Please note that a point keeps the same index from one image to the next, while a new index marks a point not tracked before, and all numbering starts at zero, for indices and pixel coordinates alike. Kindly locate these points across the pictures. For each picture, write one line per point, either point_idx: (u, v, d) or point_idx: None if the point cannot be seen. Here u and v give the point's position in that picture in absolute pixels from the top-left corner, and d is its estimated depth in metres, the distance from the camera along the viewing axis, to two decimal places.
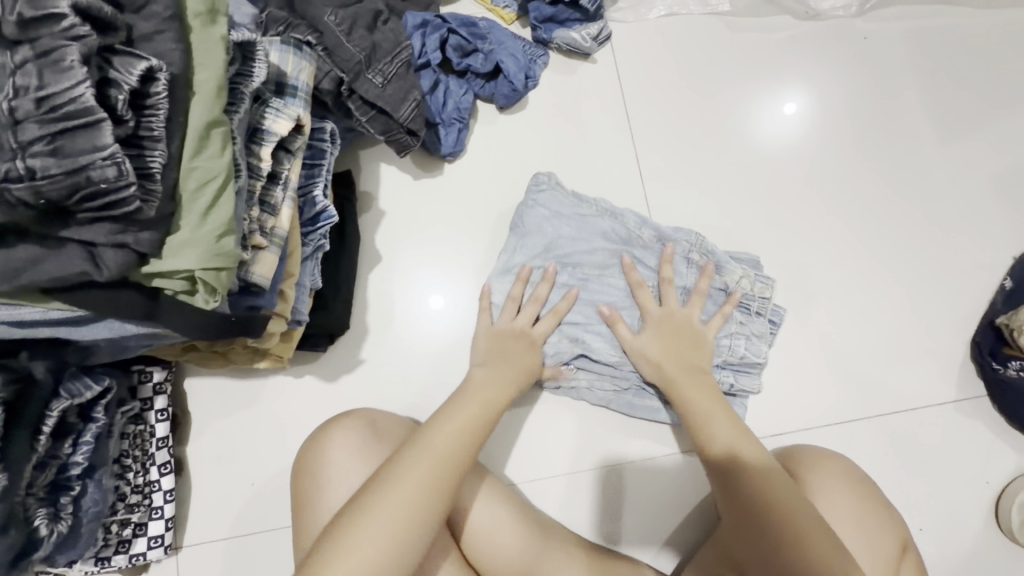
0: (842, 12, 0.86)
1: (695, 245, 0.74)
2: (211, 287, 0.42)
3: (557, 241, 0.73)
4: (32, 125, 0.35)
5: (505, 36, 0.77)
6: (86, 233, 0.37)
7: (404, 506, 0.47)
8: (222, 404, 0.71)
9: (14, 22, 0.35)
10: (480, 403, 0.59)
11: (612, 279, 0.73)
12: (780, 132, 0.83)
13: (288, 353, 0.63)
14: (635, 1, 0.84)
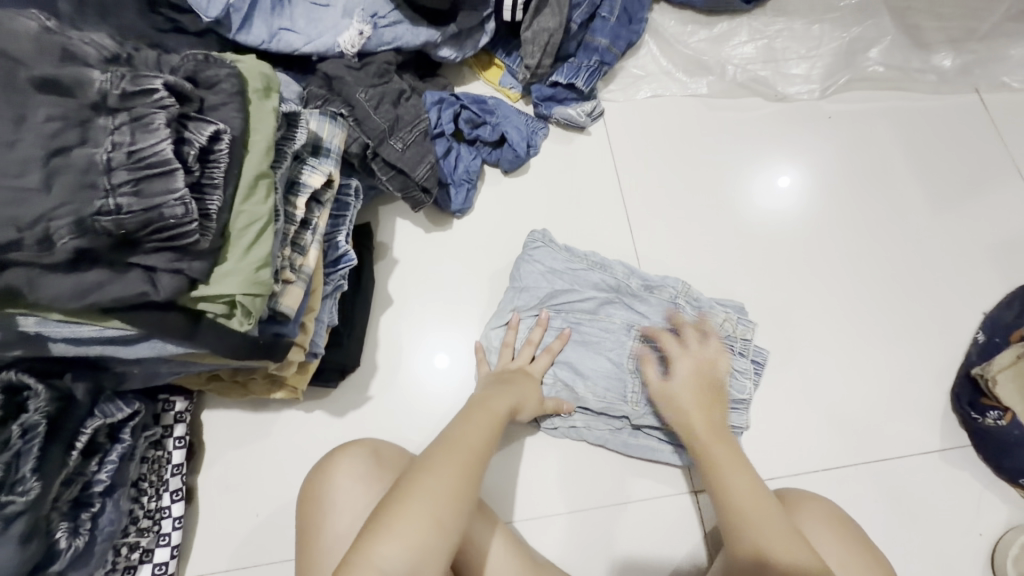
0: (807, 95, 0.97)
1: (683, 296, 0.80)
2: (247, 309, 0.49)
3: (552, 293, 0.80)
4: (122, 171, 0.43)
5: (510, 111, 0.88)
6: (150, 259, 0.45)
7: (432, 500, 0.48)
8: (235, 436, 0.75)
9: (117, 95, 0.45)
10: (490, 413, 0.62)
11: (601, 327, 0.78)
12: (773, 205, 0.91)
13: (302, 385, 0.69)
14: (624, 84, 0.97)
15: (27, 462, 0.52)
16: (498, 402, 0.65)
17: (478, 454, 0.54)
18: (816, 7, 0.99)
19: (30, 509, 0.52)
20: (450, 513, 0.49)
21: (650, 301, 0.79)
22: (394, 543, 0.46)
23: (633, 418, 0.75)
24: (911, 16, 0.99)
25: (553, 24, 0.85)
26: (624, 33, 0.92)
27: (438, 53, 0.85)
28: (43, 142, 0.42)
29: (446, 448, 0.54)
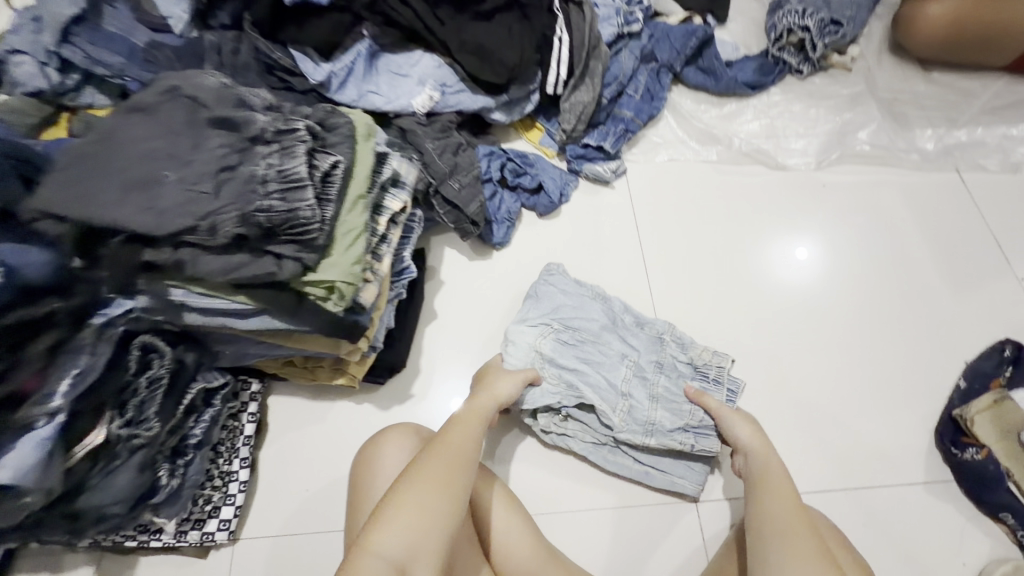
0: (803, 165, 1.12)
1: (669, 333, 0.90)
2: (342, 293, 0.64)
3: (561, 310, 0.90)
4: (270, 184, 0.59)
5: (547, 165, 1.06)
6: (279, 248, 0.60)
7: (424, 500, 0.61)
8: (294, 420, 0.87)
9: (271, 132, 0.62)
10: (476, 416, 0.73)
11: (600, 350, 0.87)
12: (796, 277, 1.02)
13: (360, 374, 0.81)
14: (644, 149, 1.13)
15: (150, 406, 0.66)
16: (480, 400, 0.76)
17: (464, 455, 0.67)
18: (811, 95, 1.17)
19: (146, 446, 0.65)
20: (438, 504, 0.61)
21: (640, 334, 0.90)
22: (391, 532, 0.58)
23: (615, 431, 0.83)
24: (897, 105, 1.16)
25: (588, 98, 1.04)
26: (646, 108, 1.11)
27: (490, 116, 1.04)
28: (216, 160, 0.59)
29: (437, 453, 0.66)
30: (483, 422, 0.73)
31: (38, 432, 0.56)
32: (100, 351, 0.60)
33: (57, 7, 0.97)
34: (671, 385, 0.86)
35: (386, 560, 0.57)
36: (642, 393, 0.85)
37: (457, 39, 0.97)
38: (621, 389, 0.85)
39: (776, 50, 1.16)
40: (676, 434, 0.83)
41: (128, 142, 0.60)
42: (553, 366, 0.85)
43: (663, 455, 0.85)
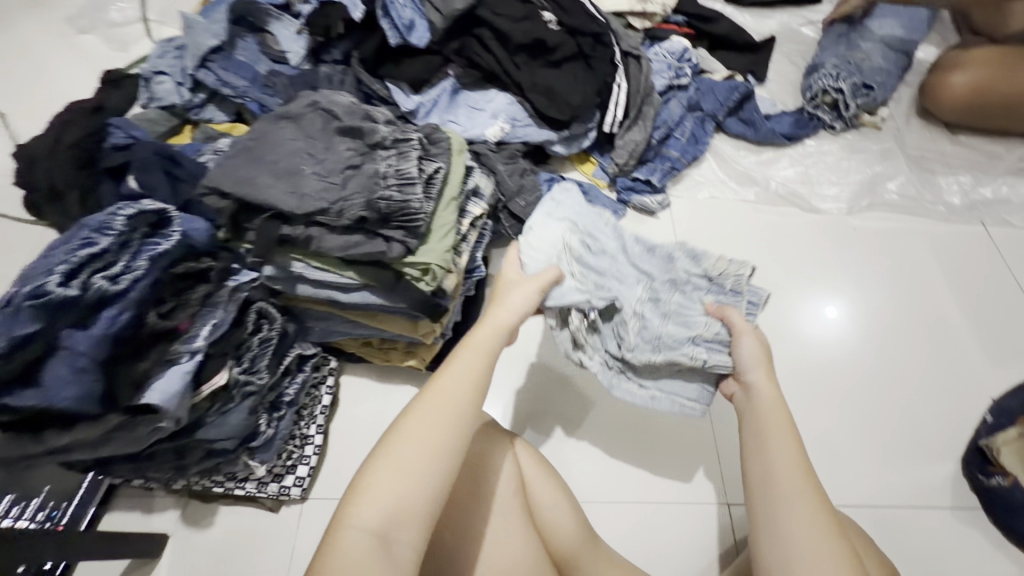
0: (836, 210, 1.22)
1: (680, 250, 0.79)
2: (434, 275, 0.76)
3: (576, 223, 0.79)
4: (388, 180, 0.72)
5: (599, 193, 1.18)
6: (388, 232, 0.72)
7: (403, 468, 0.55)
8: (363, 398, 0.97)
9: (390, 141, 0.76)
10: (475, 363, 0.63)
11: (619, 263, 0.78)
12: (824, 334, 1.07)
13: (429, 358, 0.92)
14: (687, 186, 1.25)
15: (262, 360, 0.78)
16: (480, 335, 0.66)
17: (455, 418, 0.59)
18: (843, 149, 1.28)
19: (253, 394, 0.77)
20: (428, 470, 0.56)
21: (649, 258, 0.79)
22: (368, 505, 0.54)
23: (626, 349, 0.74)
24: (925, 162, 1.26)
25: (640, 137, 1.17)
26: (691, 149, 1.24)
27: (551, 148, 1.18)
28: (346, 160, 0.73)
29: (419, 414, 0.58)
30: (484, 367, 0.63)
31: (182, 365, 0.66)
32: (231, 308, 0.73)
33: (200, 37, 1.16)
34: (686, 300, 0.76)
35: (366, 532, 0.52)
36: (660, 310, 0.75)
37: (529, 80, 1.12)
38: (636, 306, 0.74)
39: (811, 107, 1.30)
40: (687, 348, 0.73)
41: (276, 141, 0.75)
42: (570, 264, 0.75)
43: (672, 378, 0.78)
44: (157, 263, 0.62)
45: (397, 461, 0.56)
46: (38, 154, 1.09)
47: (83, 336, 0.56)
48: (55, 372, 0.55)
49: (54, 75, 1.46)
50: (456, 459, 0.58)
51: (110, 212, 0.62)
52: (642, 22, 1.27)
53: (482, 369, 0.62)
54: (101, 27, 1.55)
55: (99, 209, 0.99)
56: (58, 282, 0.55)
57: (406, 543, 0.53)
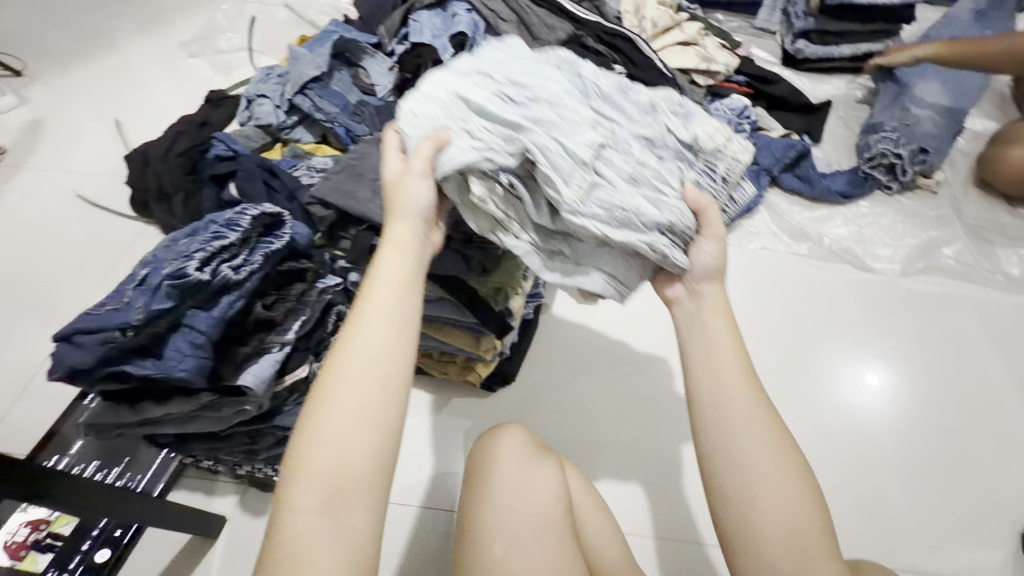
0: (890, 270, 1.23)
1: (665, 102, 0.70)
2: (506, 294, 0.83)
3: (500, 66, 0.66)
4: None
5: None
6: (472, 250, 0.79)
7: (334, 442, 0.54)
8: (416, 409, 1.02)
9: None
10: (384, 313, 0.60)
11: (558, 111, 0.62)
12: (864, 406, 1.06)
13: (484, 374, 0.96)
14: (739, 237, 1.29)
15: None
16: (386, 269, 0.61)
17: (377, 383, 0.57)
18: (897, 211, 1.31)
19: None
20: (356, 434, 0.54)
21: (615, 111, 0.67)
22: (302, 487, 0.53)
23: (566, 211, 0.60)
24: (983, 231, 1.27)
25: None
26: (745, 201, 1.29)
27: None
28: None
29: (337, 381, 0.56)
30: (397, 306, 0.60)
31: (273, 355, 0.72)
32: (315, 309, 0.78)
33: (305, 68, 1.29)
34: (661, 171, 0.65)
35: (305, 515, 0.52)
36: (613, 171, 0.63)
37: None
38: (580, 155, 0.60)
39: (867, 167, 1.33)
40: (650, 238, 0.63)
41: (374, 162, 0.83)
42: (481, 115, 0.62)
43: (609, 256, 0.67)
44: (269, 260, 0.70)
45: (323, 433, 0.54)
46: (150, 157, 1.22)
47: (205, 316, 0.65)
48: (177, 346, 0.63)
49: (164, 92, 1.63)
50: (384, 413, 0.56)
51: (235, 211, 0.70)
52: (706, 79, 1.35)
53: (391, 309, 0.59)
54: (209, 53, 1.73)
55: (202, 212, 1.11)
56: (195, 266, 0.63)
57: (352, 512, 0.53)
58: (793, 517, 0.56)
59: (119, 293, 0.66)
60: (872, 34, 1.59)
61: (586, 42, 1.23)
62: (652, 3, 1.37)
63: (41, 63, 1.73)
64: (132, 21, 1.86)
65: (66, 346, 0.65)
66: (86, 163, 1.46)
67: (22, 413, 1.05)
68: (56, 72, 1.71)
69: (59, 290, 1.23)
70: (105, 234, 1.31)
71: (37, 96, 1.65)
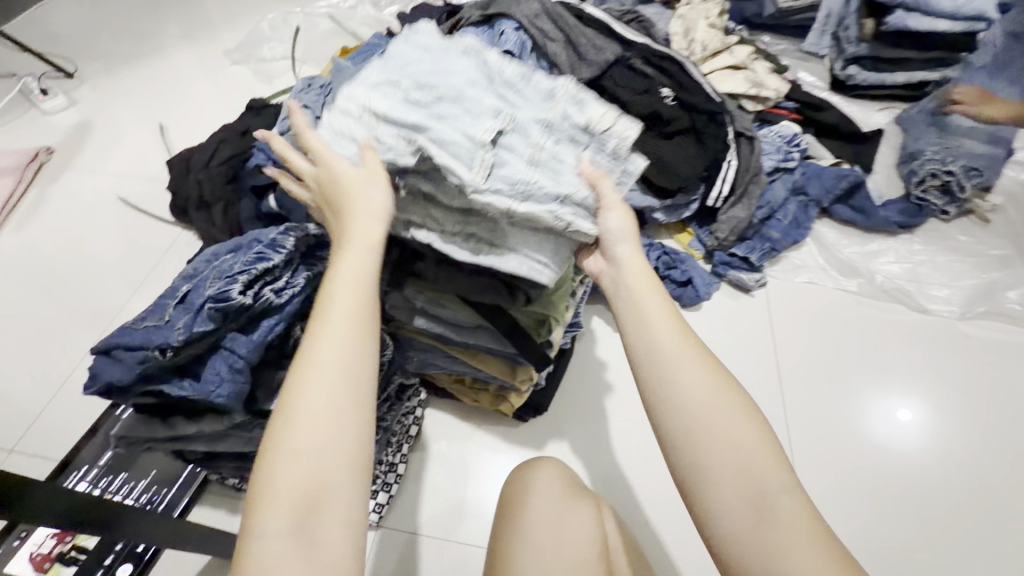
0: (947, 313, 1.17)
1: (564, 89, 0.68)
2: (548, 326, 0.80)
3: (398, 62, 0.67)
4: None
5: (695, 263, 1.20)
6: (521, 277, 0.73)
7: (303, 448, 0.49)
8: (446, 435, 1.00)
9: None
10: (357, 302, 0.55)
11: (453, 99, 0.63)
12: (896, 442, 1.03)
13: (518, 404, 0.93)
14: (785, 269, 1.24)
15: None
16: (355, 251, 0.58)
17: (346, 375, 0.52)
18: (953, 250, 1.25)
19: None
20: (329, 439, 0.49)
21: (513, 93, 0.68)
22: (270, 506, 0.47)
23: (471, 191, 0.61)
24: None
25: (743, 215, 1.19)
26: (792, 233, 1.23)
27: (653, 215, 1.22)
28: None
29: (301, 381, 0.51)
30: (363, 291, 0.56)
31: None
32: None
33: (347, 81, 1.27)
34: (558, 151, 0.65)
35: (275, 536, 0.46)
36: (512, 155, 0.63)
37: (641, 148, 1.15)
38: (475, 140, 0.61)
39: (919, 192, 1.28)
40: (552, 209, 0.63)
41: None
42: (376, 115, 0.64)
43: (524, 236, 0.67)
44: (311, 283, 0.68)
45: (291, 443, 0.49)
46: (192, 164, 1.22)
47: (245, 340, 0.63)
48: (216, 369, 0.62)
49: (207, 99, 1.66)
50: (359, 406, 0.52)
51: (279, 231, 0.68)
52: (754, 105, 1.31)
53: (359, 291, 0.55)
54: (252, 61, 1.76)
55: (241, 223, 1.11)
56: (239, 289, 0.61)
57: (331, 522, 0.48)
58: (746, 452, 0.52)
59: (159, 310, 0.67)
60: (929, 62, 1.51)
61: (634, 64, 1.20)
62: (702, 26, 1.34)
63: (91, 65, 1.78)
64: (179, 28, 1.90)
65: (105, 360, 0.65)
66: (129, 166, 1.49)
67: (53, 416, 1.05)
68: (104, 74, 1.75)
69: (97, 293, 1.24)
70: (144, 239, 1.32)
71: (85, 98, 1.68)
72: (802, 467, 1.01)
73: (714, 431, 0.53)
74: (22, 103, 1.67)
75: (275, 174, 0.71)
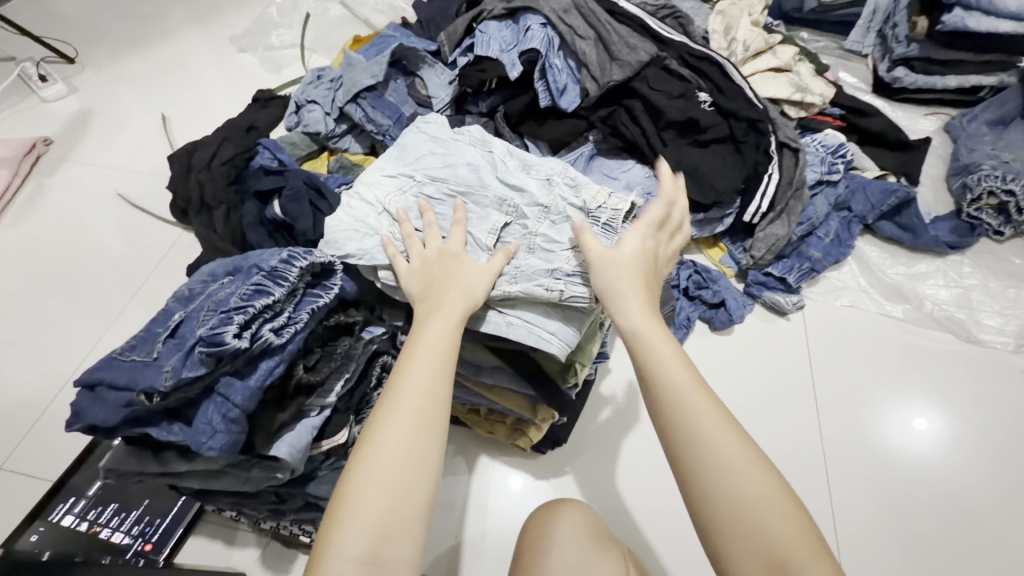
0: (1000, 345, 1.08)
1: (560, 174, 0.73)
2: (575, 371, 0.74)
3: (419, 162, 0.76)
4: (566, 275, 0.66)
5: (728, 283, 1.12)
6: (551, 327, 0.66)
7: (381, 480, 0.50)
8: (458, 465, 0.93)
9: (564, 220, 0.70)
10: (448, 342, 0.58)
11: (467, 202, 0.72)
12: (944, 483, 0.95)
13: (536, 438, 0.85)
14: (824, 290, 1.16)
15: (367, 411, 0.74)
16: (448, 304, 0.61)
17: (432, 410, 0.54)
18: (1011, 274, 1.15)
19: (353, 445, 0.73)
20: (406, 479, 0.51)
21: (517, 180, 0.73)
22: (348, 532, 0.48)
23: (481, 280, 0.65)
24: None
25: (782, 232, 1.09)
26: (834, 251, 1.15)
27: None
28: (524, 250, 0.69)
29: (392, 415, 0.53)
30: (451, 334, 0.59)
31: (311, 420, 0.64)
32: (353, 369, 0.68)
33: (359, 76, 1.19)
34: (555, 235, 0.69)
35: (351, 560, 0.47)
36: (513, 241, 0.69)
37: (675, 158, 1.06)
38: (484, 241, 0.69)
39: (972, 210, 1.20)
40: (545, 281, 0.66)
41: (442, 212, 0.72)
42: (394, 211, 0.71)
43: (528, 305, 0.67)
44: (314, 316, 0.63)
45: (374, 474, 0.50)
46: (193, 163, 1.14)
47: (240, 386, 0.56)
48: (209, 418, 0.55)
49: (214, 87, 1.58)
50: (438, 448, 0.54)
51: (282, 258, 0.62)
52: (798, 111, 1.21)
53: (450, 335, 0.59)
54: (259, 49, 1.67)
55: (243, 228, 1.03)
56: (233, 332, 0.54)
57: (398, 555, 0.49)
58: (750, 498, 0.50)
59: (149, 342, 0.59)
60: (985, 65, 1.38)
61: (669, 65, 1.11)
62: (745, 23, 1.24)
63: (93, 50, 1.70)
64: (185, 11, 1.81)
65: (88, 397, 0.58)
66: (130, 159, 1.42)
67: (45, 429, 1.00)
68: (107, 59, 1.67)
69: (96, 298, 1.17)
70: (144, 240, 1.25)
71: (86, 85, 1.61)
72: (842, 505, 0.94)
73: (731, 490, 0.51)
74: (23, 90, 1.60)
75: (387, 242, 0.67)
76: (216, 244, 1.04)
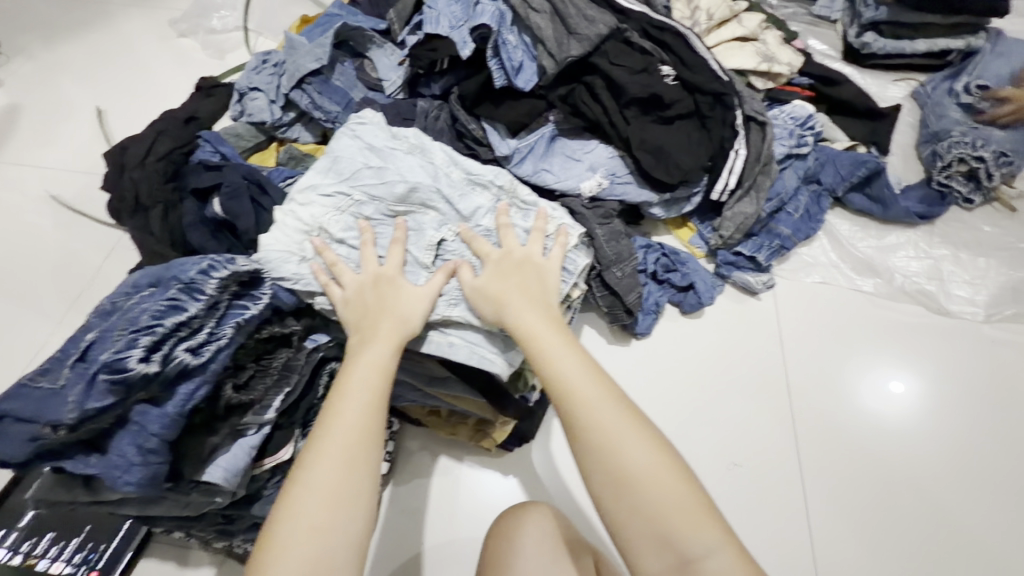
0: (969, 316, 1.08)
1: (506, 193, 0.74)
2: (526, 378, 0.76)
3: (355, 173, 0.71)
4: None
5: (697, 264, 1.09)
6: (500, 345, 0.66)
7: (306, 519, 0.48)
8: (423, 469, 0.90)
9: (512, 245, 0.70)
10: (377, 367, 0.57)
11: (409, 221, 0.70)
12: (916, 456, 0.95)
13: (500, 438, 0.83)
14: (794, 268, 1.13)
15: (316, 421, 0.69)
16: (382, 330, 0.59)
17: (359, 440, 0.53)
18: (979, 242, 1.14)
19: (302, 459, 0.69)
20: (334, 514, 0.49)
21: (462, 197, 0.72)
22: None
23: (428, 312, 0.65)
24: None
25: (751, 210, 1.06)
26: (804, 227, 1.12)
27: (649, 209, 1.09)
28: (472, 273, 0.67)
29: (317, 449, 0.52)
30: (383, 361, 0.57)
31: (248, 440, 0.60)
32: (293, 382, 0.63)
33: (303, 59, 1.11)
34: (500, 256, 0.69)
35: None
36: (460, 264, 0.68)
37: (638, 136, 1.01)
38: (422, 259, 0.67)
39: (942, 177, 1.17)
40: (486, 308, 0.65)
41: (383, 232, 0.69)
42: (331, 232, 0.68)
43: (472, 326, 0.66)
44: (241, 330, 0.58)
45: (298, 514, 0.48)
46: (126, 161, 1.06)
47: (156, 414, 0.52)
48: (124, 451, 0.51)
49: (153, 76, 1.48)
50: (369, 476, 0.52)
51: (201, 268, 0.57)
52: (766, 82, 1.17)
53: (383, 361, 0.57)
54: (200, 33, 1.57)
55: (181, 230, 0.96)
56: (140, 356, 0.50)
57: None
58: (656, 490, 0.51)
59: (55, 365, 0.53)
60: (955, 27, 1.35)
61: (630, 37, 1.05)
62: None
63: (19, 38, 1.57)
64: None
65: None
66: (65, 157, 1.32)
67: None
68: (34, 48, 1.55)
69: (31, 309, 1.10)
70: (82, 245, 1.17)
71: (13, 77, 1.49)
72: (816, 484, 0.93)
73: (636, 486, 0.52)
74: None
75: (319, 272, 0.64)
76: (152, 246, 0.97)
